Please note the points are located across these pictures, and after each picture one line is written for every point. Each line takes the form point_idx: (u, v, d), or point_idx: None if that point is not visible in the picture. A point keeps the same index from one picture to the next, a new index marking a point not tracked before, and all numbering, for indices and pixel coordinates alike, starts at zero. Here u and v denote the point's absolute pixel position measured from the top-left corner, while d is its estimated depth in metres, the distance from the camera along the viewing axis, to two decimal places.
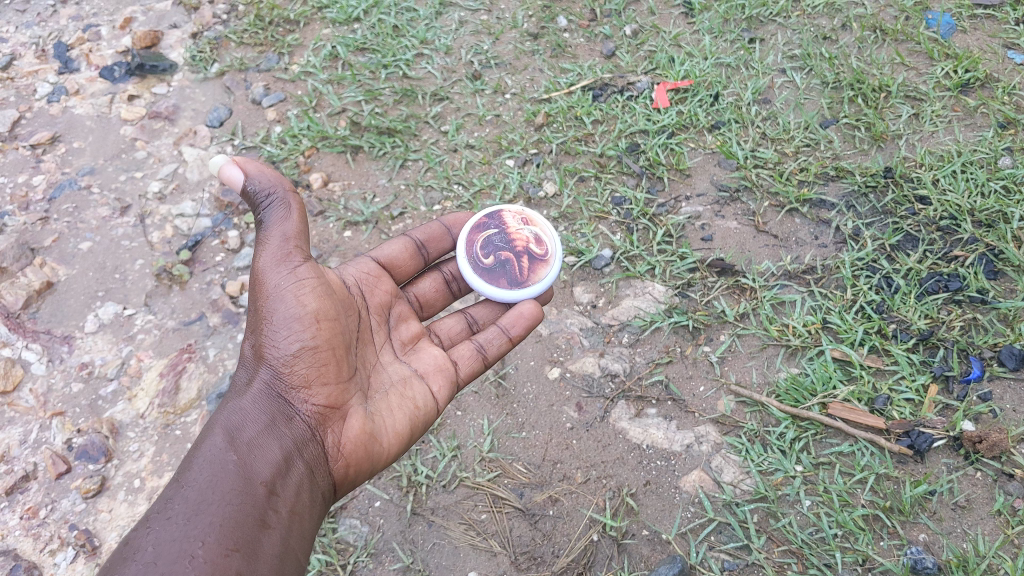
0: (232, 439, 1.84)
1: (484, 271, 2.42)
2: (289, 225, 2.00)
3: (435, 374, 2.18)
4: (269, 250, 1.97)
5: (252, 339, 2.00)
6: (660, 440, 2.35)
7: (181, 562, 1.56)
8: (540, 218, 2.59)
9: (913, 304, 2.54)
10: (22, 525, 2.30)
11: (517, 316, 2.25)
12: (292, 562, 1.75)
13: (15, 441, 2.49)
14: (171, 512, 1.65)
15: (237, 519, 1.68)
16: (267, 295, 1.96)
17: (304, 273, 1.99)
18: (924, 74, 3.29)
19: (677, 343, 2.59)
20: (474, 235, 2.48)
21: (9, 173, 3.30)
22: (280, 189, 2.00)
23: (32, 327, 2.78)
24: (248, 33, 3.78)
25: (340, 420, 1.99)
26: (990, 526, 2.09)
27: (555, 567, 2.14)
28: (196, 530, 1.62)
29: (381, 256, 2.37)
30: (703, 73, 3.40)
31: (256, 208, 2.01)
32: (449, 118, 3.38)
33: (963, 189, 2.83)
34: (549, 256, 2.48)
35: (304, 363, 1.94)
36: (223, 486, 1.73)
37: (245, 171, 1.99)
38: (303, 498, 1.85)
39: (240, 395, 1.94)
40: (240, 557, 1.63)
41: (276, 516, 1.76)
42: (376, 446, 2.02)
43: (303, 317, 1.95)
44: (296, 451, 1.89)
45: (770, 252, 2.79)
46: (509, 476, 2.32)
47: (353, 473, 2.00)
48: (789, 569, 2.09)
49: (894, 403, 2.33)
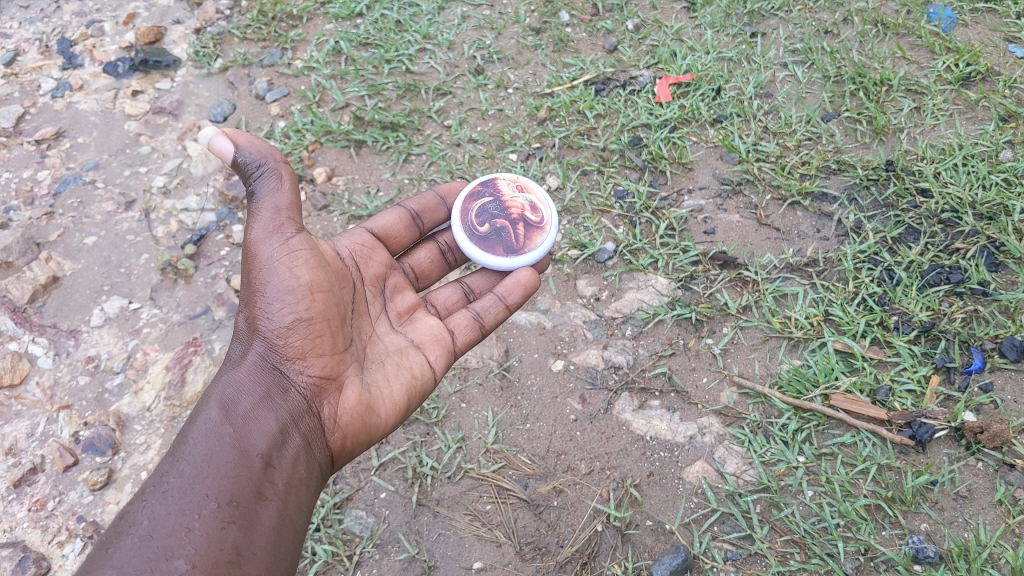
0: (227, 412, 1.85)
1: (480, 239, 2.44)
2: (281, 196, 1.98)
3: (432, 343, 2.19)
4: (260, 222, 1.97)
5: (246, 312, 2.01)
6: (664, 432, 2.37)
7: (176, 535, 1.60)
8: (534, 186, 2.61)
9: (915, 296, 2.56)
10: (30, 516, 2.32)
11: (514, 284, 2.28)
12: (289, 533, 1.78)
13: (23, 434, 2.50)
14: (167, 486, 1.68)
15: (233, 492, 1.71)
16: (259, 267, 1.96)
17: (297, 245, 1.99)
18: (925, 68, 3.31)
19: (680, 335, 2.60)
20: (469, 203, 2.50)
21: (13, 168, 3.32)
22: (270, 160, 1.98)
23: (39, 322, 2.80)
24: (251, 28, 3.79)
25: (336, 392, 2.00)
26: (991, 515, 2.11)
27: (559, 557, 2.15)
28: (192, 504, 1.66)
29: (376, 227, 2.38)
30: (705, 67, 3.41)
31: (246, 178, 2.00)
32: (452, 112, 3.39)
33: (965, 182, 2.85)
34: (545, 223, 2.51)
35: (298, 335, 1.96)
36: (218, 460, 1.75)
37: (235, 142, 1.97)
38: (300, 469, 1.87)
39: (236, 367, 1.96)
40: (235, 530, 1.66)
41: (272, 488, 1.78)
42: (373, 417, 2.02)
43: (296, 289, 1.96)
44: (291, 424, 1.91)
45: (772, 244, 2.80)
46: (514, 467, 2.34)
47: (350, 445, 2.02)
48: (792, 558, 2.11)
49: (896, 394, 2.34)
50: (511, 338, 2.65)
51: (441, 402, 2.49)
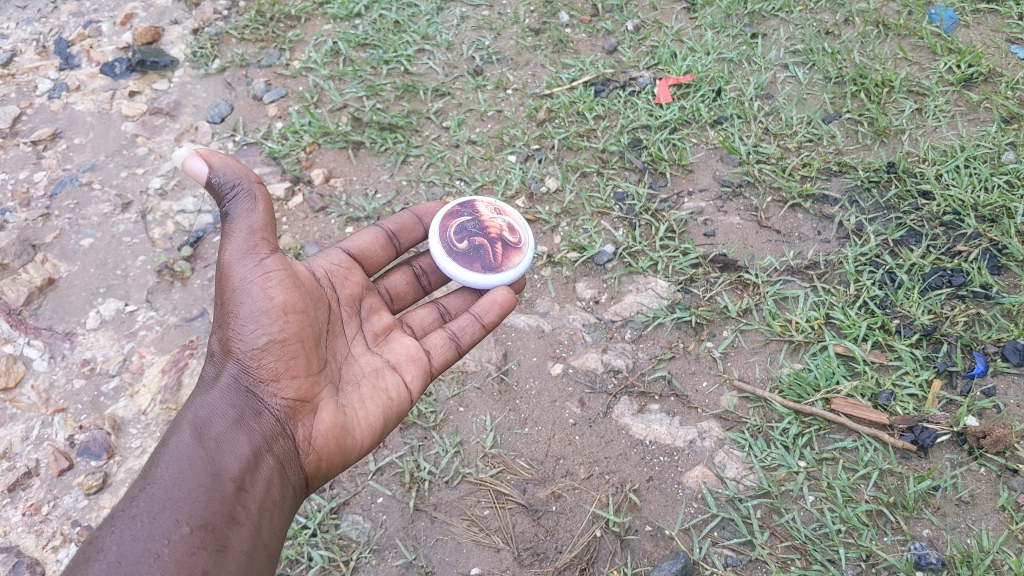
0: (199, 436, 1.83)
1: (458, 255, 2.40)
2: (255, 217, 1.96)
3: (408, 364, 2.18)
4: (234, 243, 1.95)
5: (219, 332, 1.98)
6: (664, 436, 2.35)
7: (145, 562, 1.58)
8: (512, 210, 2.58)
9: (917, 300, 2.54)
10: (24, 521, 2.30)
11: (490, 303, 2.25)
12: (261, 558, 1.77)
13: (17, 437, 2.48)
14: (137, 510, 1.66)
15: (204, 517, 1.70)
16: (232, 288, 1.94)
17: (271, 266, 1.97)
18: (927, 70, 3.29)
19: (680, 338, 2.58)
20: (447, 222, 2.46)
21: (10, 169, 3.30)
22: (245, 180, 1.97)
23: (34, 324, 2.78)
24: (248, 29, 3.78)
25: (311, 413, 1.97)
26: (994, 521, 2.09)
27: (557, 563, 2.13)
28: (162, 529, 1.64)
29: (351, 247, 2.37)
30: (705, 68, 3.39)
31: (220, 199, 1.97)
32: (450, 113, 3.37)
33: (967, 184, 2.83)
34: (523, 245, 2.47)
35: (272, 357, 1.93)
36: (190, 484, 1.73)
37: (210, 163, 1.96)
38: (273, 493, 1.85)
39: (208, 389, 1.94)
40: (206, 555, 1.64)
41: (244, 513, 1.76)
42: (348, 439, 2.00)
43: (270, 310, 1.93)
44: (265, 447, 1.89)
45: (773, 247, 2.78)
46: (512, 471, 2.32)
47: (325, 467, 1.99)
48: (793, 565, 2.08)
49: (898, 399, 2.32)
50: (509, 341, 2.63)
51: (439, 406, 2.47)
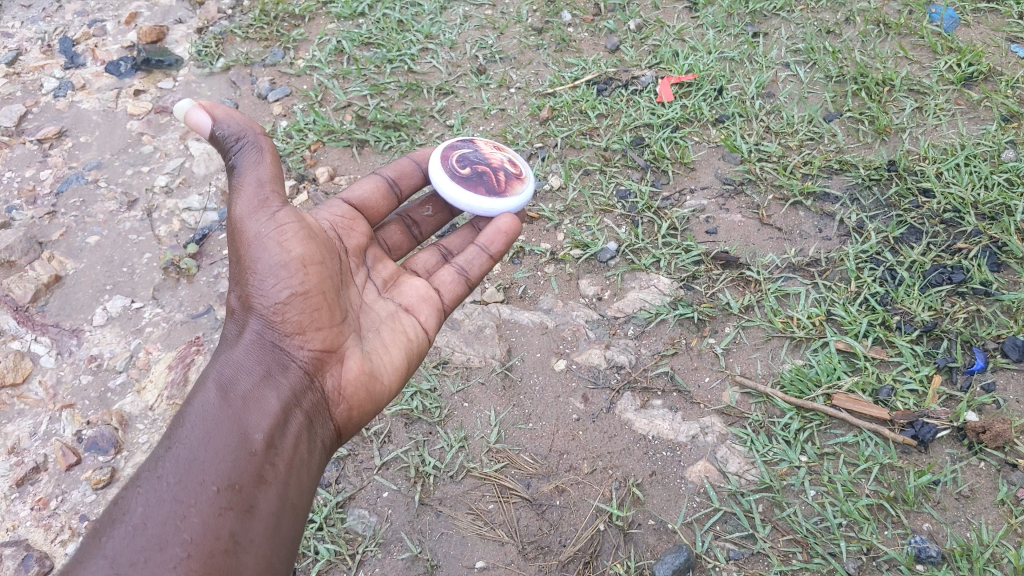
0: (225, 394, 1.85)
1: (463, 179, 2.40)
2: (263, 169, 1.95)
3: (421, 305, 2.22)
4: (245, 197, 1.94)
5: (238, 290, 1.99)
6: (666, 431, 2.37)
7: (172, 523, 1.63)
8: (507, 149, 2.64)
9: (917, 296, 2.56)
10: (33, 515, 2.32)
11: (496, 233, 2.32)
12: (290, 516, 1.79)
13: (25, 433, 2.50)
14: (163, 472, 1.70)
15: (231, 476, 1.72)
16: (247, 243, 1.93)
17: (285, 218, 1.96)
18: (927, 68, 3.31)
19: (682, 335, 2.61)
20: (448, 152, 2.47)
21: (16, 167, 3.33)
22: (250, 132, 1.95)
23: (42, 321, 2.81)
24: (253, 28, 3.81)
25: (338, 363, 2.00)
26: (994, 515, 2.11)
27: (561, 556, 2.15)
28: (189, 491, 1.67)
29: (352, 197, 2.36)
30: (707, 67, 3.42)
31: (226, 153, 1.97)
32: (454, 112, 3.39)
33: (967, 182, 2.85)
34: (523, 176, 2.52)
35: (295, 310, 1.94)
36: (217, 444, 1.76)
37: (213, 115, 1.95)
38: (302, 448, 1.88)
39: (232, 346, 1.96)
40: (233, 516, 1.68)
41: (272, 471, 1.79)
42: (377, 385, 2.04)
43: (289, 264, 1.93)
44: (293, 401, 1.91)
45: (775, 244, 2.80)
46: (516, 466, 2.34)
47: (357, 415, 2.03)
48: (795, 558, 2.10)
49: (898, 394, 2.35)
50: (513, 337, 2.65)
51: (443, 401, 2.49)
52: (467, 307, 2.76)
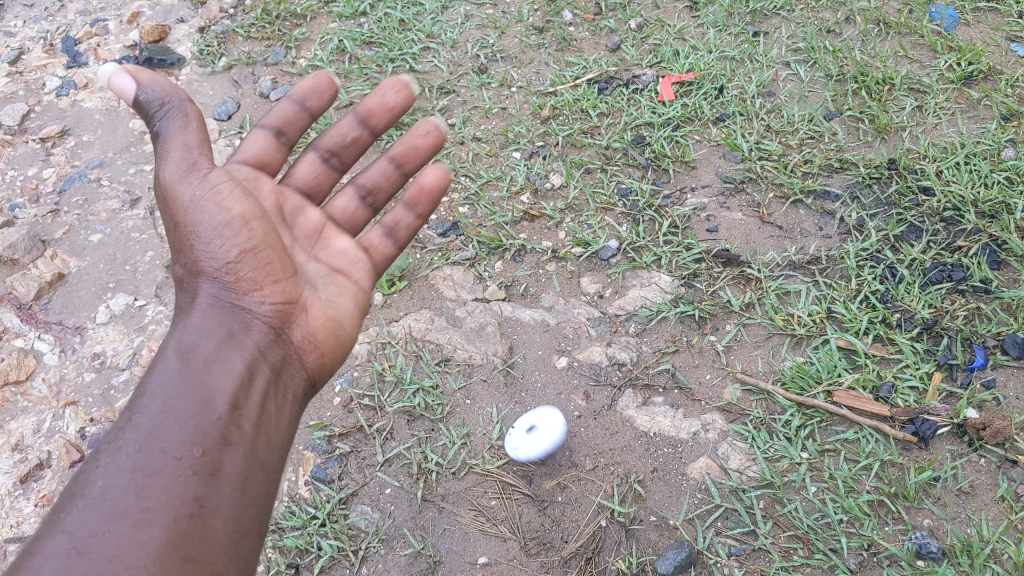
0: (186, 359, 1.84)
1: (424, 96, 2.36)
2: (189, 134, 1.97)
3: (352, 265, 2.14)
4: (172, 161, 1.95)
5: (184, 257, 2.00)
6: (668, 429, 2.38)
7: (135, 492, 1.60)
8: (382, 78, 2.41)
9: (917, 294, 2.57)
10: (37, 512, 2.32)
11: (413, 151, 2.30)
12: (260, 474, 1.76)
13: (29, 430, 2.51)
14: (122, 443, 1.67)
15: (194, 441, 1.70)
16: (185, 207, 1.96)
17: (217, 178, 1.97)
18: (928, 67, 3.32)
19: (683, 332, 2.62)
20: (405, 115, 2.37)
21: (19, 166, 3.35)
22: (175, 96, 1.97)
23: (45, 319, 2.81)
24: (255, 27, 3.83)
25: (300, 316, 1.99)
26: (994, 511, 2.12)
27: (563, 552, 2.16)
28: (150, 458, 1.65)
29: (248, 157, 2.18)
30: (707, 66, 3.43)
31: (151, 118, 1.98)
32: (456, 111, 3.41)
33: (967, 180, 2.86)
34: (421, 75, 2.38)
35: (247, 266, 1.95)
36: (177, 410, 1.74)
37: (137, 78, 1.95)
38: (269, 409, 1.86)
39: (188, 313, 1.95)
40: (198, 480, 1.65)
41: (238, 433, 1.76)
42: (342, 330, 2.02)
43: (232, 221, 1.95)
44: (256, 359, 1.90)
45: (775, 242, 2.81)
46: (519, 463, 2.35)
47: (330, 362, 2.02)
48: (796, 554, 2.11)
49: (899, 391, 2.36)
50: (515, 335, 2.66)
51: (446, 398, 2.50)
52: (468, 304, 2.76)
